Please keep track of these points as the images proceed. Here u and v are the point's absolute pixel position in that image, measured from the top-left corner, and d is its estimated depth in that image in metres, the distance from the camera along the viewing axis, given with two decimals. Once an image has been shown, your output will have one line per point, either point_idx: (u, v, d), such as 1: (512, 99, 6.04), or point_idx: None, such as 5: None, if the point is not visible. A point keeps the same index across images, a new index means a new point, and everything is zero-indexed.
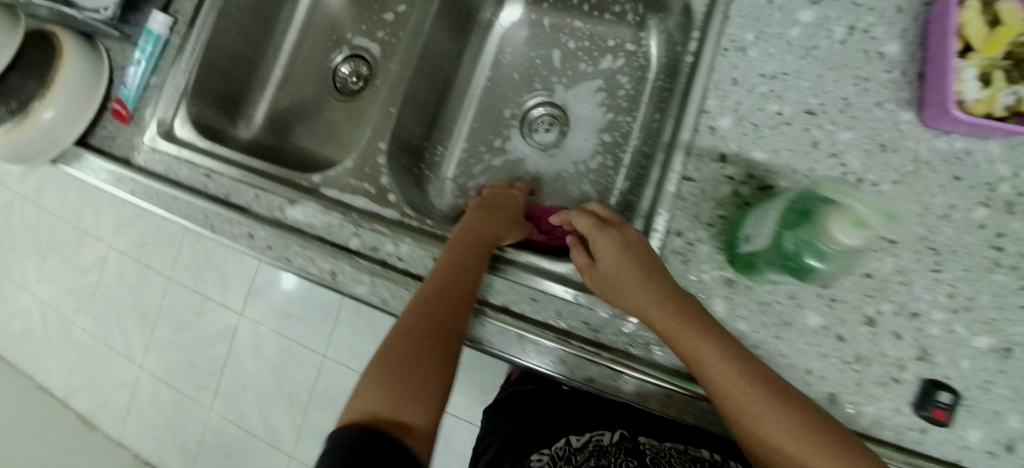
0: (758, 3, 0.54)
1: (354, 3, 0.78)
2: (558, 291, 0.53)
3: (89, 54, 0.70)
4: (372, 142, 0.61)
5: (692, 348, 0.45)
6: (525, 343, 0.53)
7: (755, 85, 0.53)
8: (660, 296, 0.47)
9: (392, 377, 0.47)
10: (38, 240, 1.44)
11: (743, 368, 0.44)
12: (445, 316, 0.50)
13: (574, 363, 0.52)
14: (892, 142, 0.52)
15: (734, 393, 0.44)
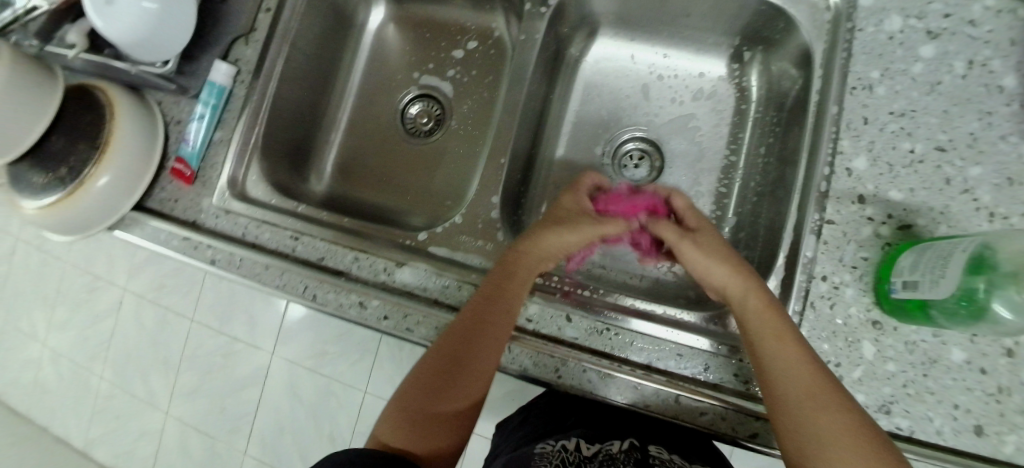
0: (880, 39, 0.53)
1: (417, 37, 0.73)
2: (709, 344, 0.51)
3: (142, 110, 0.65)
4: (481, 195, 0.58)
5: (770, 353, 0.45)
6: (683, 403, 0.50)
7: (885, 124, 0.53)
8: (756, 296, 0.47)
9: (434, 376, 0.48)
10: (42, 288, 1.33)
11: (824, 391, 0.42)
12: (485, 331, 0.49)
13: (735, 418, 0.49)
14: (1020, 175, 0.51)
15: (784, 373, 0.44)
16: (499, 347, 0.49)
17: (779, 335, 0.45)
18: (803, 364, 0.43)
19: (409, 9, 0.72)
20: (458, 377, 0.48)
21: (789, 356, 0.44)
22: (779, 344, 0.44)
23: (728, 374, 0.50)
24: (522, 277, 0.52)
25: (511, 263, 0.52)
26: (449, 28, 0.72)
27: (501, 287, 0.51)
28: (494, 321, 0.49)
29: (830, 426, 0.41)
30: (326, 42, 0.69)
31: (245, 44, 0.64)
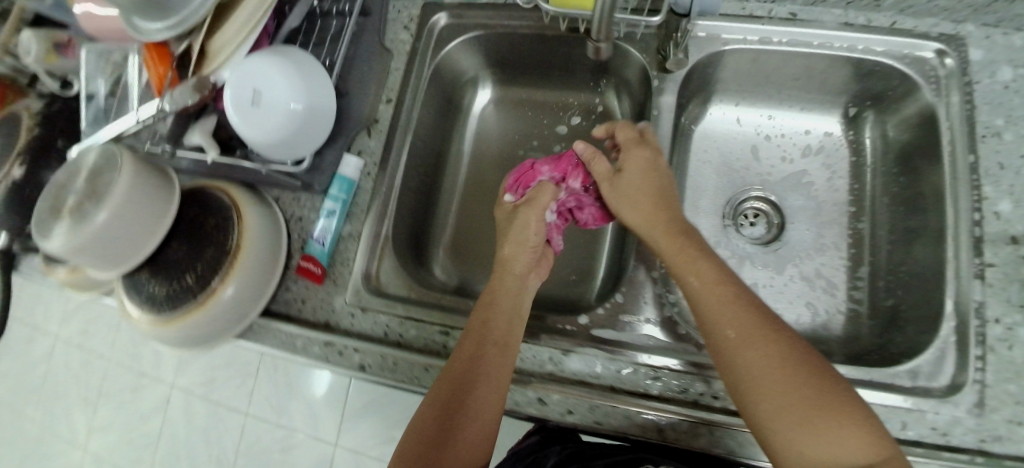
0: (995, 90, 0.56)
1: (519, 116, 0.75)
2: (881, 399, 0.53)
3: (263, 210, 0.63)
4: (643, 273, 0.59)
5: (708, 301, 0.49)
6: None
7: (1021, 167, 0.54)
8: (676, 251, 0.52)
9: (436, 422, 0.47)
10: (86, 389, 1.27)
11: (752, 328, 0.46)
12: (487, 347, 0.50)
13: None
14: None
15: (729, 328, 0.47)
16: (505, 368, 0.50)
17: (717, 288, 0.49)
18: (734, 308, 0.47)
19: (511, 90, 0.75)
20: (458, 419, 0.47)
21: (710, 297, 0.49)
22: (710, 296, 0.49)
23: (911, 426, 0.52)
24: (508, 297, 0.54)
25: (499, 282, 0.55)
26: (551, 105, 0.74)
27: (490, 312, 0.53)
28: (484, 340, 0.50)
29: (758, 358, 0.45)
30: (436, 129, 0.70)
31: (369, 136, 0.65)
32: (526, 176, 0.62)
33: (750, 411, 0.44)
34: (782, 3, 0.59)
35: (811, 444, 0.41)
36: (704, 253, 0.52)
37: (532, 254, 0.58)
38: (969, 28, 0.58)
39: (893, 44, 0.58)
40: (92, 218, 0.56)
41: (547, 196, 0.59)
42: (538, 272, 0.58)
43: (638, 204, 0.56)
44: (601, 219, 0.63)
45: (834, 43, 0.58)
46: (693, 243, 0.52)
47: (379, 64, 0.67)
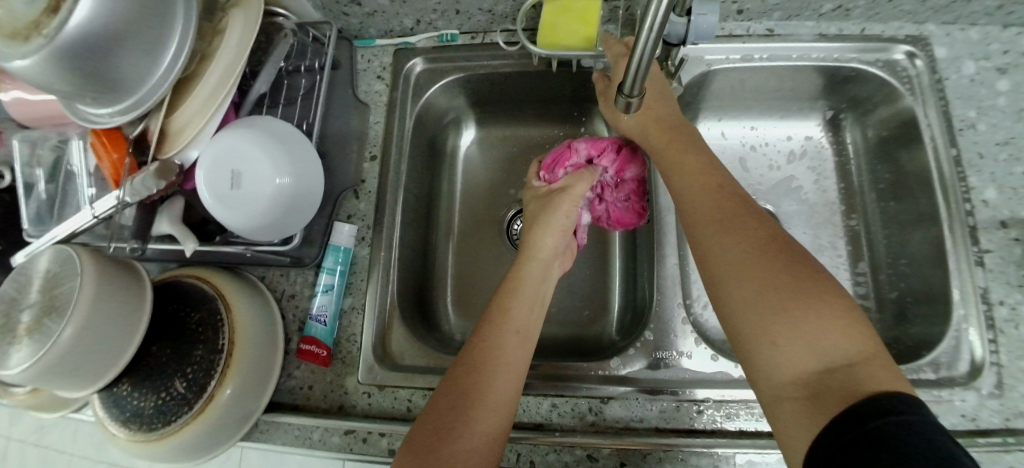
0: (963, 83, 0.61)
1: (505, 154, 0.72)
2: None
3: (252, 294, 0.58)
4: (665, 302, 0.57)
5: (694, 206, 0.50)
6: None
7: (996, 154, 0.58)
8: (675, 163, 0.54)
9: (448, 408, 0.44)
10: None
11: (732, 221, 0.47)
12: (507, 331, 0.49)
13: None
14: None
15: (701, 220, 0.49)
16: (523, 358, 0.48)
17: (703, 199, 0.50)
18: (714, 216, 0.48)
19: (494, 129, 0.72)
20: (470, 405, 0.44)
21: (689, 195, 0.51)
22: (694, 194, 0.51)
23: (944, 417, 0.52)
24: (533, 282, 0.54)
25: (522, 270, 0.54)
26: (537, 140, 0.72)
27: (509, 297, 0.52)
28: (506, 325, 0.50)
29: (733, 249, 0.46)
30: (424, 178, 0.67)
31: (357, 197, 0.61)
32: (563, 157, 0.63)
33: (725, 306, 0.45)
34: (759, 21, 0.63)
35: (784, 336, 0.40)
36: (690, 151, 0.54)
37: (560, 240, 0.57)
38: (931, 28, 0.62)
39: (866, 50, 0.61)
40: (54, 334, 0.47)
41: (583, 185, 0.60)
42: (561, 261, 0.58)
43: (636, 118, 0.58)
44: (617, 221, 0.64)
45: (814, 54, 0.62)
46: (685, 142, 0.55)
47: (358, 119, 0.63)
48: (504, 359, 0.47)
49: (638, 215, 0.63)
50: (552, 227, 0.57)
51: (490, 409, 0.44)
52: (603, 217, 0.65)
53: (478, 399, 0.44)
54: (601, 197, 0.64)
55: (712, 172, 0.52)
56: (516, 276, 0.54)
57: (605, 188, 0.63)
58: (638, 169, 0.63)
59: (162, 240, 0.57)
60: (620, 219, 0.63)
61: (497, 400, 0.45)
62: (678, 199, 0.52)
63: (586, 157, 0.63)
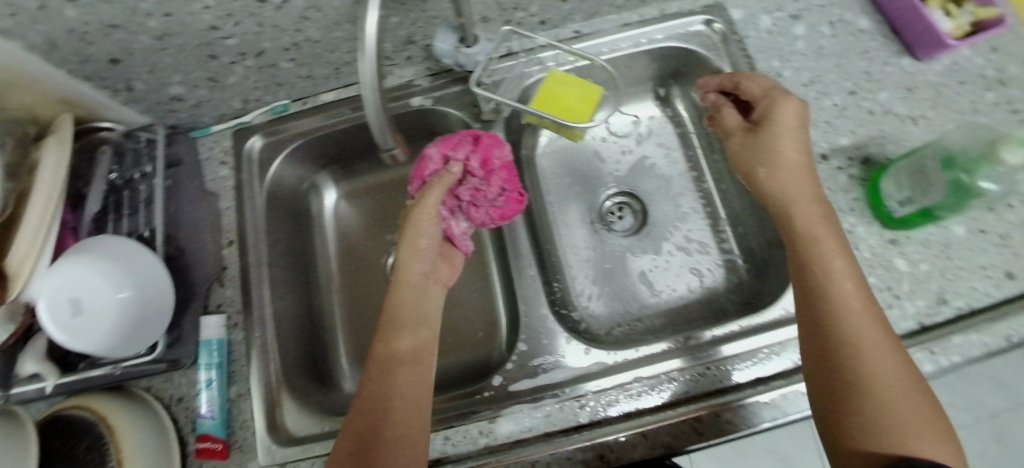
0: (764, 37, 0.64)
1: (374, 203, 0.73)
2: (775, 339, 0.55)
3: (137, 409, 0.57)
4: (533, 312, 0.61)
5: (837, 275, 0.47)
6: None
7: (806, 93, 0.62)
8: (814, 226, 0.50)
9: (366, 409, 0.48)
10: None
11: (873, 312, 0.45)
12: (399, 319, 0.54)
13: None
14: (910, 83, 0.63)
15: (844, 289, 0.46)
16: (421, 344, 0.53)
17: (845, 270, 0.47)
18: (861, 298, 0.46)
19: (357, 183, 0.74)
20: (385, 395, 0.48)
21: (831, 262, 0.47)
22: (838, 266, 0.47)
23: None
24: (408, 307, 0.55)
25: (399, 271, 0.57)
26: (400, 182, 0.74)
27: (395, 287, 0.57)
28: (394, 370, 0.50)
29: (876, 336, 0.44)
30: (292, 248, 0.67)
31: (222, 285, 0.62)
32: (420, 169, 0.60)
33: (842, 376, 0.43)
34: (564, 25, 0.65)
35: (887, 430, 0.40)
36: (834, 239, 0.49)
37: (428, 261, 0.58)
38: None
39: (668, 29, 0.64)
40: None
41: (437, 192, 0.57)
42: (436, 282, 0.59)
43: (776, 174, 0.53)
44: (501, 217, 0.62)
45: (621, 45, 0.65)
46: (832, 230, 0.50)
47: (208, 209, 0.64)
48: (405, 347, 0.52)
49: (516, 202, 0.62)
50: (407, 246, 0.58)
51: (404, 385, 0.49)
52: (489, 220, 0.62)
53: (400, 383, 0.49)
54: (476, 203, 0.62)
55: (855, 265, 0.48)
56: (406, 266, 0.57)
57: (471, 190, 0.60)
58: (501, 156, 0.61)
59: (31, 378, 0.57)
60: (503, 215, 0.62)
61: (407, 380, 0.50)
62: (817, 267, 0.48)
63: (442, 160, 0.60)
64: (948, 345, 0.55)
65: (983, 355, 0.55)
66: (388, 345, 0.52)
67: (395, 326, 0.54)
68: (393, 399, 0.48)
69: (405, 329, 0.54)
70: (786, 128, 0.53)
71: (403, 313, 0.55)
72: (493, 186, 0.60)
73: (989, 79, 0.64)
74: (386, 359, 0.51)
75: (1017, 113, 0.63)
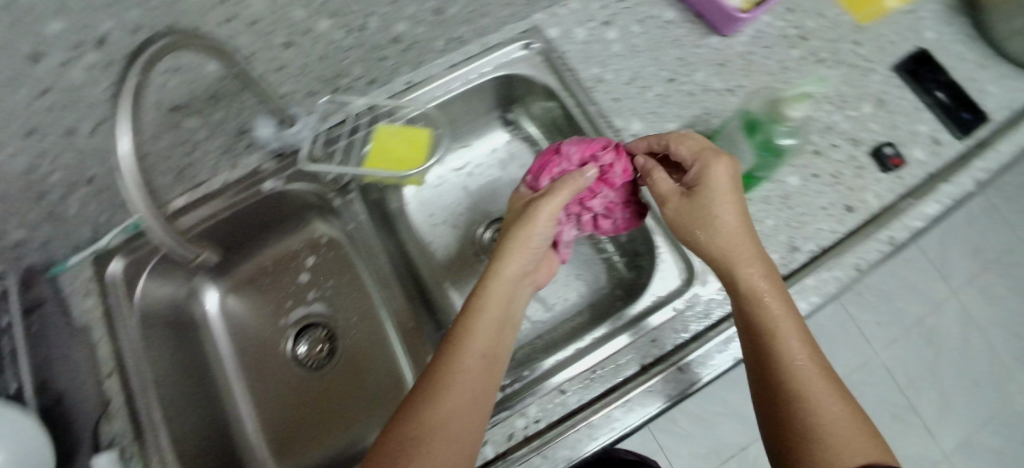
0: (582, 48, 0.68)
1: (260, 290, 0.74)
2: (648, 326, 0.59)
3: None
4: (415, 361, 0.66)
5: (785, 329, 0.47)
6: (700, 363, 0.56)
7: (629, 92, 0.66)
8: (761, 280, 0.50)
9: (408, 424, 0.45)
10: None
11: (822, 363, 0.46)
12: (484, 316, 0.52)
13: (704, 358, 0.56)
14: (721, 59, 0.68)
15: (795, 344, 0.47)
16: (499, 357, 0.51)
17: (791, 325, 0.48)
18: (808, 350, 0.47)
19: (236, 275, 0.73)
20: (435, 403, 0.46)
21: (779, 318, 0.48)
22: (785, 323, 0.48)
23: (682, 327, 0.58)
24: (498, 305, 0.54)
25: (495, 270, 0.56)
26: (280, 263, 0.74)
27: (482, 289, 0.55)
28: (456, 374, 0.48)
29: (828, 387, 0.45)
30: (178, 360, 0.65)
31: (108, 419, 0.57)
32: (550, 164, 0.61)
33: (802, 433, 0.43)
34: (395, 79, 0.67)
35: None
36: (778, 294, 0.50)
37: (529, 258, 0.57)
38: (539, 17, 0.69)
39: (493, 60, 0.68)
40: None
41: (565, 193, 0.58)
42: (531, 279, 0.59)
43: (715, 231, 0.53)
44: (623, 228, 0.65)
45: (452, 86, 0.68)
46: (776, 284, 0.50)
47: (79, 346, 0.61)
48: (490, 357, 0.50)
49: (639, 217, 0.64)
50: (517, 242, 0.57)
51: (461, 397, 0.47)
52: (609, 230, 0.65)
53: (462, 394, 0.47)
54: (606, 215, 0.64)
55: (800, 320, 0.49)
56: (503, 270, 0.56)
57: (593, 203, 0.62)
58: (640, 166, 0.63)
59: None
60: (625, 226, 0.64)
61: (470, 389, 0.47)
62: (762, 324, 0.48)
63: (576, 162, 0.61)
64: (802, 289, 0.59)
65: (839, 288, 0.60)
66: (461, 346, 0.50)
67: (484, 328, 0.52)
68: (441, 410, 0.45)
69: (490, 335, 0.51)
70: (719, 183, 0.54)
71: (495, 313, 0.53)
72: (621, 196, 0.62)
73: (790, 37, 0.70)
74: (455, 364, 0.49)
75: (819, 63, 0.69)
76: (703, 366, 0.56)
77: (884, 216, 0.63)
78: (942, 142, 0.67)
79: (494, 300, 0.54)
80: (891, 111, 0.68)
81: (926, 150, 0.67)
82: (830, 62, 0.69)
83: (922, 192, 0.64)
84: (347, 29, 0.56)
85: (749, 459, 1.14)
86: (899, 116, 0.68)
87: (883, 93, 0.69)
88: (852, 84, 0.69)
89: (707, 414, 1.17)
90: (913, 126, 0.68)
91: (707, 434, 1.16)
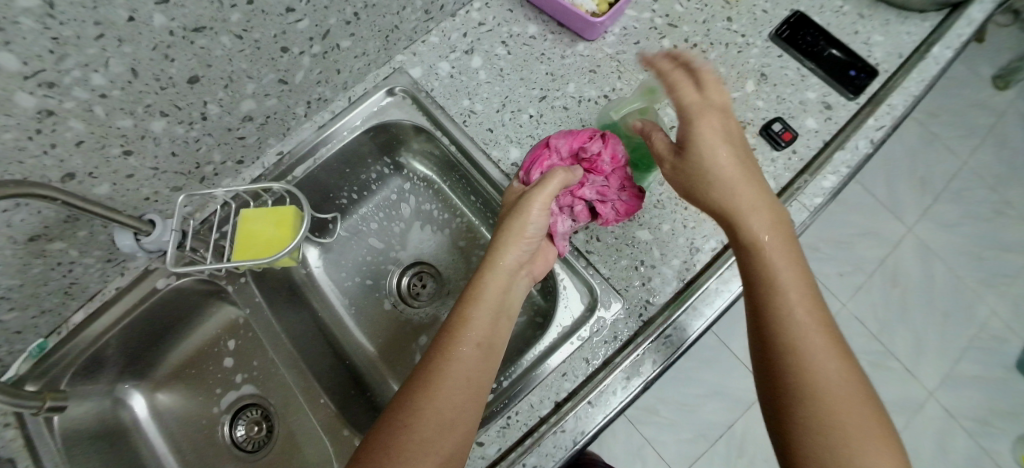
0: (447, 82, 0.67)
1: (185, 384, 0.73)
2: (557, 359, 0.57)
3: None
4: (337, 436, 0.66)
5: (785, 280, 0.46)
6: (609, 390, 0.54)
7: (502, 119, 0.65)
8: (763, 227, 0.49)
9: (408, 407, 0.45)
10: None
11: (821, 314, 0.45)
12: (480, 307, 0.52)
13: (610, 388, 0.55)
14: (591, 65, 0.66)
15: (795, 294, 0.46)
16: (493, 352, 0.50)
17: (793, 274, 0.47)
18: (809, 301, 0.46)
19: (157, 373, 0.72)
20: (432, 392, 0.45)
21: (780, 267, 0.47)
22: (789, 272, 0.47)
23: (590, 355, 0.57)
24: (496, 293, 0.53)
25: (495, 259, 0.55)
26: (202, 351, 0.74)
27: (480, 284, 0.54)
28: (453, 370, 0.47)
29: (825, 340, 0.44)
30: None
31: None
32: (540, 158, 0.59)
33: (795, 384, 0.43)
34: (265, 153, 0.68)
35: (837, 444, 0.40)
36: (779, 244, 0.48)
37: (525, 251, 0.56)
38: (401, 57, 0.69)
39: (363, 113, 0.68)
40: None
41: (556, 184, 0.56)
42: (528, 270, 0.58)
43: (715, 183, 0.51)
44: (624, 213, 0.59)
45: (327, 147, 0.68)
46: (780, 234, 0.49)
47: None
48: (487, 354, 0.49)
49: (637, 202, 0.59)
50: (511, 235, 0.56)
51: (458, 389, 0.46)
52: (611, 217, 0.60)
53: (459, 386, 0.46)
54: (601, 202, 0.59)
55: (805, 270, 0.48)
56: (501, 263, 0.55)
57: (588, 193, 0.59)
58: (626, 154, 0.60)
59: None
60: (624, 210, 0.59)
61: (467, 383, 0.47)
62: (765, 273, 0.47)
63: (566, 152, 0.59)
64: (705, 294, 0.58)
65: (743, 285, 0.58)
66: (461, 337, 0.49)
67: (483, 323, 0.51)
68: (436, 397, 0.45)
69: (488, 332, 0.50)
70: (717, 136, 0.51)
71: (491, 305, 0.52)
72: (615, 182, 0.59)
73: (659, 27, 0.68)
74: (452, 355, 0.48)
75: (693, 47, 0.67)
76: (613, 395, 0.54)
77: (782, 198, 0.60)
78: (834, 107, 0.64)
79: (493, 287, 0.54)
80: (774, 83, 0.65)
81: (818, 119, 0.63)
82: (705, 45, 0.67)
83: (818, 164, 0.61)
84: (187, 123, 0.56)
85: (735, 436, 1.14)
86: (786, 87, 0.65)
87: (765, 65, 0.66)
88: (731, 63, 0.66)
89: (685, 399, 1.17)
90: (802, 94, 0.65)
91: (690, 418, 1.15)
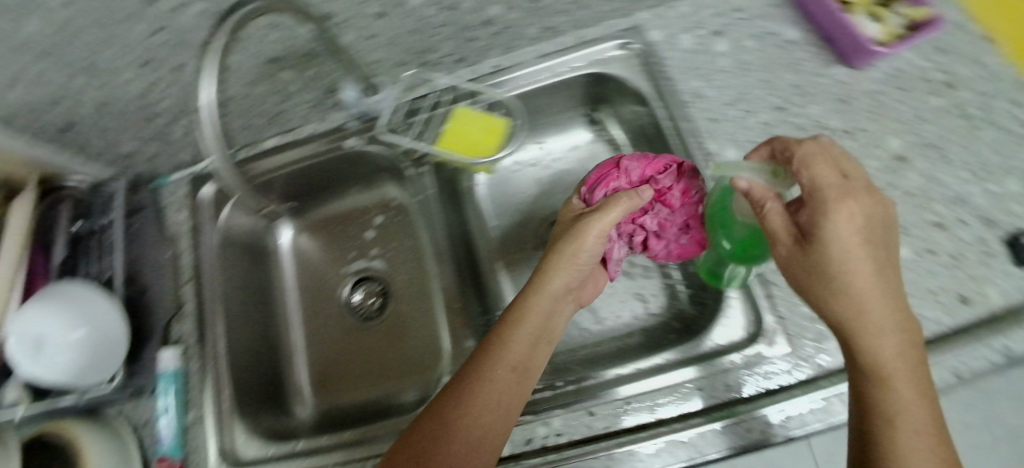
0: (687, 56, 0.64)
1: (328, 237, 0.78)
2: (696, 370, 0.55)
3: (104, 435, 0.58)
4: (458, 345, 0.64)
5: (909, 426, 0.37)
6: (750, 422, 0.50)
7: (728, 113, 0.61)
8: (895, 352, 0.38)
9: (432, 427, 0.47)
10: None
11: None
12: (517, 332, 0.52)
13: (754, 423, 0.50)
14: (843, 94, 0.61)
15: (919, 445, 0.36)
16: (524, 375, 0.50)
17: (923, 417, 0.37)
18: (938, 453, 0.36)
19: (311, 217, 0.78)
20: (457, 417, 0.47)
21: (907, 407, 0.37)
22: (915, 413, 0.37)
23: (739, 382, 0.53)
24: (536, 320, 0.53)
25: (539, 286, 0.55)
26: (354, 214, 0.78)
27: (521, 309, 0.54)
28: (480, 396, 0.48)
29: None
30: (247, 283, 0.71)
31: (180, 321, 0.66)
32: (608, 176, 0.58)
33: None
34: (483, 60, 0.68)
35: None
36: (910, 373, 0.38)
37: (575, 276, 0.56)
38: (643, 16, 0.66)
39: (587, 56, 0.66)
40: None
41: (618, 211, 0.54)
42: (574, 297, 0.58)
43: (842, 286, 0.39)
44: (677, 254, 0.60)
45: (540, 76, 0.67)
46: (914, 362, 0.38)
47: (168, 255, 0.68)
48: (516, 378, 0.50)
49: (698, 245, 0.59)
50: (564, 262, 0.55)
51: (483, 417, 0.47)
52: (662, 254, 0.60)
53: (480, 414, 0.47)
54: (658, 236, 0.59)
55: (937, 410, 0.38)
56: (545, 286, 0.55)
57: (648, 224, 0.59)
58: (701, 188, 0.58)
59: None
60: (676, 251, 0.60)
61: (494, 411, 0.47)
62: (881, 409, 0.38)
63: (635, 174, 0.58)
64: None
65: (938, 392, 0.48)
66: (490, 361, 0.50)
67: (515, 347, 0.51)
68: (458, 425, 0.47)
69: (521, 356, 0.51)
70: (852, 227, 0.38)
71: (529, 328, 0.53)
72: (678, 219, 0.59)
73: (935, 82, 0.61)
74: (477, 379, 0.49)
75: (966, 115, 0.59)
76: (752, 430, 0.50)
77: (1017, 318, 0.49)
78: None
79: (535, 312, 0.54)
80: None
81: None
82: (980, 117, 0.59)
83: None
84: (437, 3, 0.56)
85: None
86: None
87: None
88: (1002, 150, 0.57)
89: None
90: None
91: None
